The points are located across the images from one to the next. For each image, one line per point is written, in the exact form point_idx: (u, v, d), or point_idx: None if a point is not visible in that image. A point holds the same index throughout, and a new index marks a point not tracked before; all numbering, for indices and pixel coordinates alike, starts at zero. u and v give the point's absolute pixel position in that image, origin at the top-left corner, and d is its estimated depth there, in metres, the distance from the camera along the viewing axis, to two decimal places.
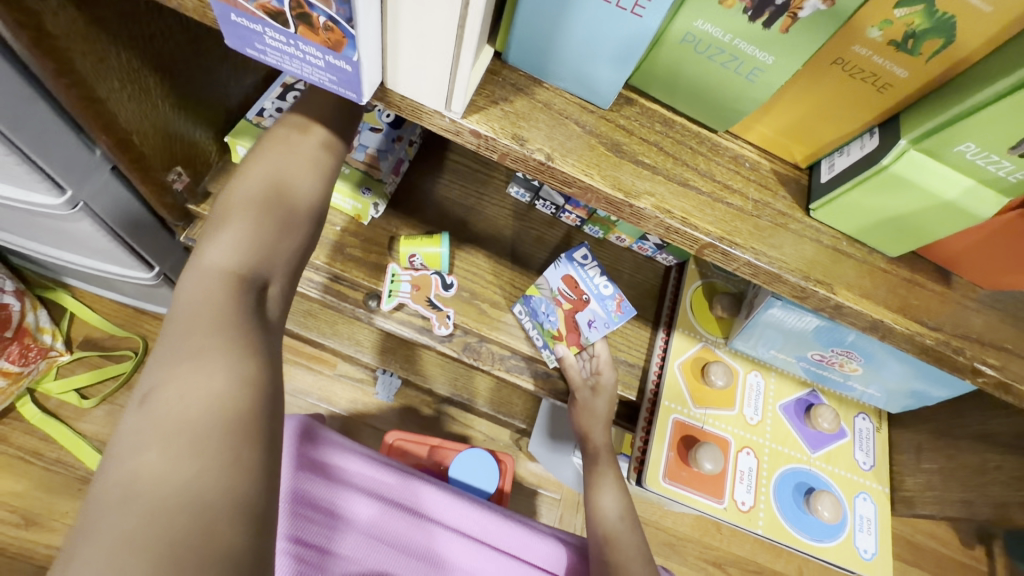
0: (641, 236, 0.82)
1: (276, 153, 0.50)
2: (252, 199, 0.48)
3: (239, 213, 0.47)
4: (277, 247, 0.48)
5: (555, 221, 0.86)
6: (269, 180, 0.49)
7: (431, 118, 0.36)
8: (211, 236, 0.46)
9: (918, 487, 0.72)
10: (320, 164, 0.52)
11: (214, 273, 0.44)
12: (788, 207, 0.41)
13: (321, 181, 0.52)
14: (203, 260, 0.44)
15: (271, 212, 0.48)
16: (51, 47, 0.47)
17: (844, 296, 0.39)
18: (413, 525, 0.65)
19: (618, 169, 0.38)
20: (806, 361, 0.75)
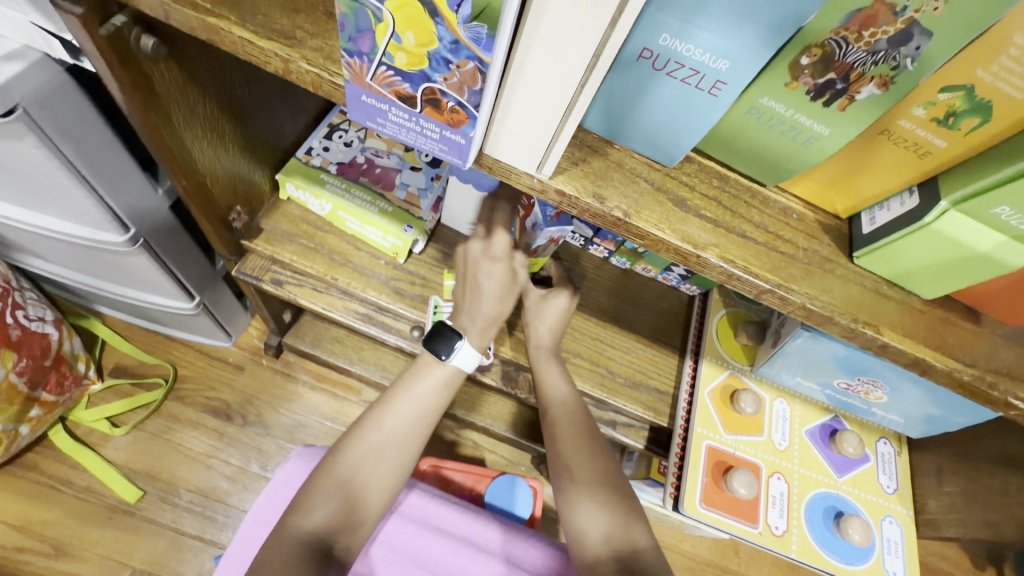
0: (667, 268, 0.87)
1: (374, 423, 0.63)
2: (345, 470, 0.59)
3: (332, 479, 0.59)
4: (354, 513, 0.58)
5: (582, 253, 0.91)
6: (358, 452, 0.61)
7: (520, 179, 0.40)
8: (332, 460, 0.60)
9: (940, 510, 0.75)
10: (400, 449, 0.62)
11: (301, 534, 0.55)
12: (833, 253, 0.46)
13: (400, 461, 0.62)
14: (297, 519, 0.56)
15: (356, 480, 0.59)
16: (156, 104, 0.51)
17: (889, 336, 0.43)
18: (452, 549, 0.68)
19: (684, 223, 0.42)
20: (831, 389, 0.78)
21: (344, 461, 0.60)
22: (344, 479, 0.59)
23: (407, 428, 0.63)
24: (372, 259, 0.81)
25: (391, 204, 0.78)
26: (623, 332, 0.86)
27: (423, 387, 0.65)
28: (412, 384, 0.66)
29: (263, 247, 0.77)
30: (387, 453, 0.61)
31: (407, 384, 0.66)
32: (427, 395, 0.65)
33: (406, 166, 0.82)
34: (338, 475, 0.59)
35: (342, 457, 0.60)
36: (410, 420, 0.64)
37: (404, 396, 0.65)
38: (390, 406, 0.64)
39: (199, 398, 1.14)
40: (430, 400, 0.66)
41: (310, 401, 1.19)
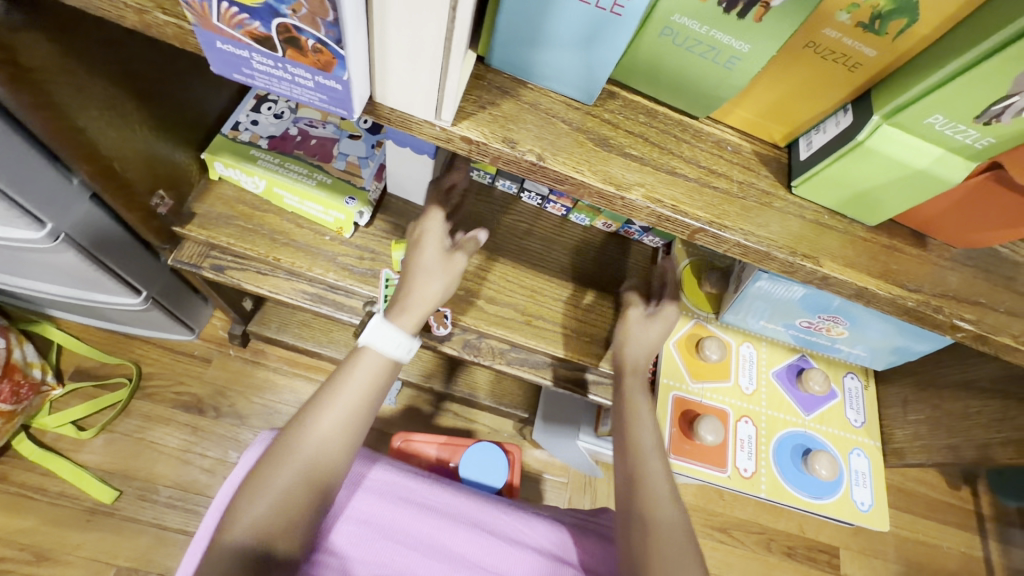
0: (628, 222, 0.83)
1: (319, 415, 0.57)
2: (283, 468, 0.54)
3: (268, 482, 0.54)
4: (291, 512, 0.54)
5: (541, 212, 0.88)
6: (298, 447, 0.55)
7: (422, 128, 0.36)
8: (274, 455, 0.55)
9: (906, 439, 0.76)
10: (345, 450, 0.57)
11: (239, 537, 0.51)
12: (771, 185, 0.43)
13: (343, 461, 0.57)
14: (231, 524, 0.52)
15: (295, 482, 0.54)
16: (32, 83, 0.49)
17: (830, 267, 0.41)
18: (440, 524, 0.68)
19: (606, 164, 0.39)
20: (795, 329, 0.77)
21: (285, 460, 0.55)
22: (280, 484, 0.54)
23: (352, 415, 0.58)
24: (316, 236, 0.77)
25: (331, 176, 0.74)
26: (586, 291, 0.84)
27: (365, 381, 0.59)
28: (357, 368, 0.60)
29: (197, 233, 0.73)
30: (331, 451, 0.56)
31: (350, 370, 0.60)
32: (368, 392, 0.59)
33: (344, 135, 0.78)
34: (276, 474, 0.54)
35: (281, 455, 0.55)
36: (356, 406, 0.58)
37: (350, 382, 0.59)
38: (335, 397, 0.58)
39: (168, 394, 1.12)
40: (376, 379, 0.60)
41: (284, 388, 1.17)
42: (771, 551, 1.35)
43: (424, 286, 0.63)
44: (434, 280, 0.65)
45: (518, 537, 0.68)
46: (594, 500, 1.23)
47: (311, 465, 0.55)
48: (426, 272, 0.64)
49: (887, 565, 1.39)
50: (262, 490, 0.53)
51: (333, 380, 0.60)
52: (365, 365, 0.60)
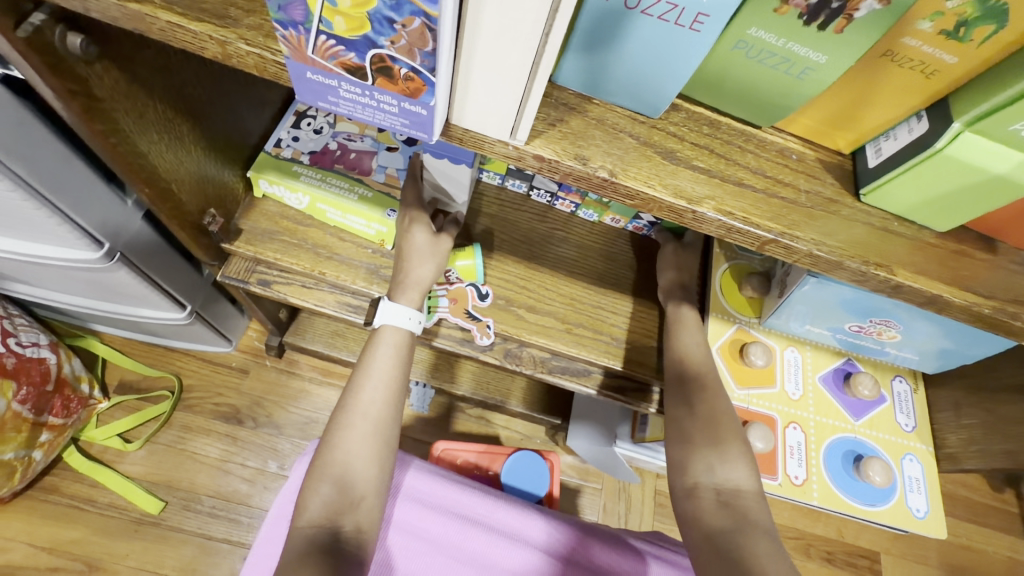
0: (636, 215, 0.83)
1: (357, 393, 0.63)
2: (336, 454, 0.59)
3: (326, 469, 0.58)
4: (352, 492, 0.58)
5: (550, 209, 0.88)
6: (346, 435, 0.60)
7: (493, 147, 0.37)
8: (326, 445, 0.60)
9: (960, 443, 0.74)
10: (385, 417, 0.63)
11: (310, 518, 0.56)
12: (837, 193, 0.43)
13: (386, 430, 0.62)
14: (299, 514, 0.57)
15: (350, 465, 0.59)
16: (100, 110, 0.50)
17: (902, 276, 0.41)
18: (486, 538, 0.68)
19: (675, 177, 0.39)
20: (842, 333, 0.76)
21: (335, 440, 0.60)
22: (335, 460, 0.59)
23: (388, 392, 0.64)
24: (359, 249, 0.78)
25: (371, 189, 0.75)
26: (624, 297, 0.83)
27: (387, 354, 0.66)
28: (380, 347, 0.67)
29: (244, 249, 0.75)
30: (371, 418, 0.62)
31: (374, 354, 0.66)
32: (392, 364, 0.66)
33: (382, 148, 0.78)
34: (332, 460, 0.59)
35: (332, 445, 0.60)
36: (389, 383, 0.64)
37: (377, 362, 0.65)
38: (368, 377, 0.64)
39: (207, 405, 1.14)
40: (399, 355, 0.67)
41: (318, 397, 1.19)
42: (809, 557, 1.33)
43: (416, 271, 0.68)
44: (426, 264, 0.70)
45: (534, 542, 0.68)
46: (628, 506, 1.23)
47: (356, 432, 0.61)
48: (417, 256, 0.69)
49: (930, 570, 1.36)
50: (321, 476, 0.58)
51: (361, 363, 0.65)
52: (387, 340, 0.67)
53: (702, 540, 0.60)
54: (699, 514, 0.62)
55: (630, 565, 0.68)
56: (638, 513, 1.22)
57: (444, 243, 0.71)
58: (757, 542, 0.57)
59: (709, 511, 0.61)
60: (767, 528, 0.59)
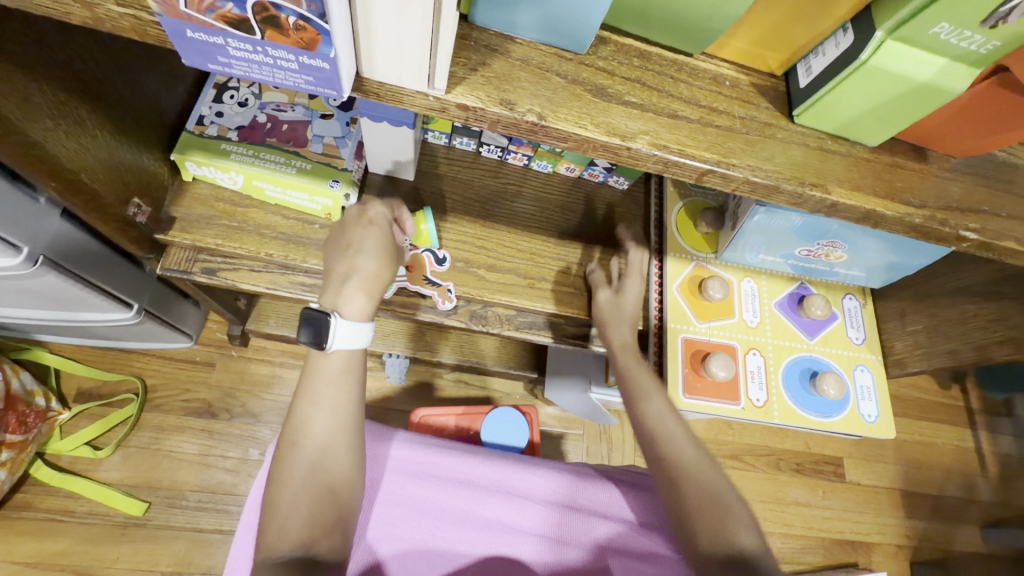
0: (590, 162, 0.82)
1: (305, 421, 0.61)
2: (295, 486, 0.58)
3: (287, 501, 0.58)
4: (320, 516, 0.57)
5: (503, 164, 0.86)
6: (301, 464, 0.60)
7: (413, 99, 0.35)
8: (282, 477, 0.59)
9: (907, 349, 0.79)
10: (340, 442, 0.62)
11: (277, 547, 0.54)
12: (772, 116, 0.42)
13: (344, 454, 0.62)
14: (265, 545, 0.55)
15: (313, 491, 0.58)
16: None
17: (838, 194, 0.41)
18: (467, 495, 0.70)
19: (608, 114, 0.38)
20: (794, 260, 0.79)
21: (291, 471, 0.59)
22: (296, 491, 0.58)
23: (339, 416, 0.62)
24: (305, 226, 0.75)
25: (310, 161, 0.73)
26: (584, 246, 0.83)
27: (329, 374, 0.63)
28: (321, 367, 0.63)
29: (181, 237, 0.71)
30: (325, 446, 0.61)
31: (321, 367, 0.63)
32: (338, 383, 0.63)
33: (316, 116, 0.76)
34: (291, 492, 0.58)
35: (288, 477, 0.59)
36: (339, 406, 0.63)
37: (324, 386, 0.63)
38: (315, 405, 0.62)
39: (177, 403, 1.12)
40: (344, 372, 0.63)
41: (292, 380, 1.17)
42: (780, 470, 1.43)
43: (372, 271, 0.65)
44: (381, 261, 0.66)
45: (513, 491, 0.71)
46: (609, 447, 1.28)
47: (312, 460, 0.60)
48: (375, 253, 0.65)
49: (888, 467, 1.49)
50: (282, 509, 0.57)
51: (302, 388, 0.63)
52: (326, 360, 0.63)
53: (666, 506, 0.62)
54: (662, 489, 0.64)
55: (612, 500, 0.71)
56: (619, 452, 1.28)
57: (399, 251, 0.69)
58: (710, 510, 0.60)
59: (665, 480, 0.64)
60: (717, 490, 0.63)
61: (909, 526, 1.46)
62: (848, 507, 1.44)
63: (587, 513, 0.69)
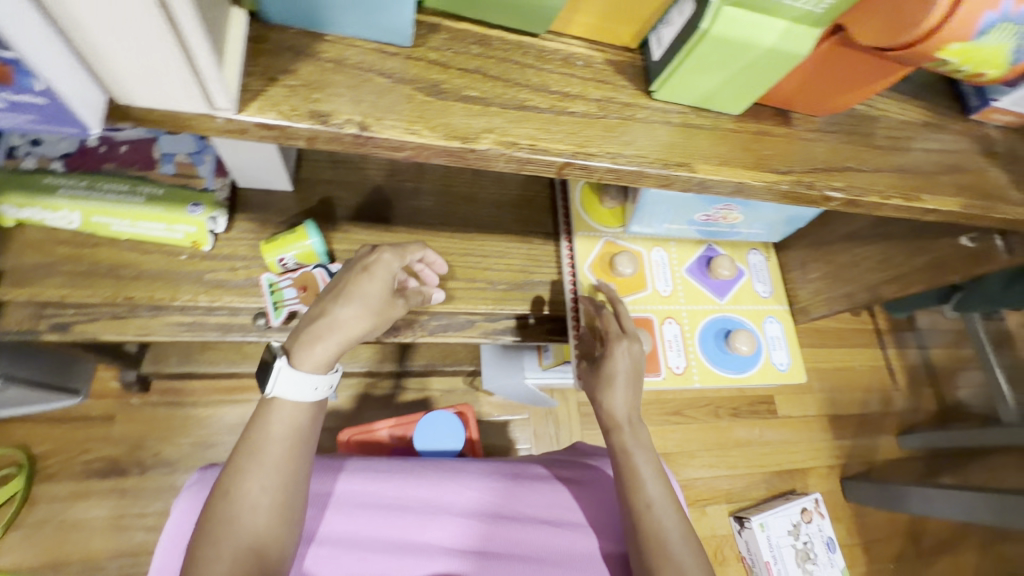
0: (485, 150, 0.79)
1: (246, 476, 0.54)
2: (225, 548, 0.52)
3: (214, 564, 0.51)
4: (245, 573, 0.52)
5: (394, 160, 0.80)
6: (237, 514, 0.53)
7: (201, 123, 0.29)
8: (210, 536, 0.52)
9: (810, 296, 0.83)
10: (281, 501, 0.56)
11: None
12: (632, 95, 0.39)
13: (284, 513, 0.56)
14: None
15: (243, 545, 0.53)
16: None
17: (705, 170, 0.39)
18: (402, 521, 0.65)
19: (446, 115, 0.33)
20: (696, 225, 0.78)
21: (222, 529, 0.53)
22: (226, 555, 0.52)
23: (284, 474, 0.56)
24: (170, 259, 0.67)
25: (161, 186, 0.64)
26: (491, 238, 0.79)
27: (281, 429, 0.56)
28: (272, 419, 0.56)
29: (16, 294, 0.61)
30: (266, 507, 0.54)
31: (271, 419, 0.56)
32: (287, 440, 0.56)
33: (161, 131, 0.66)
34: (219, 554, 0.52)
35: (217, 537, 0.52)
36: (285, 463, 0.56)
37: (270, 440, 0.55)
38: (257, 460, 0.55)
39: (77, 466, 1.01)
40: (297, 427, 0.56)
41: (209, 418, 1.08)
42: (719, 416, 1.50)
43: (352, 328, 0.56)
44: (363, 320, 0.57)
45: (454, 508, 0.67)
46: (557, 425, 1.28)
47: (249, 519, 0.53)
48: (365, 309, 0.56)
49: (814, 396, 1.60)
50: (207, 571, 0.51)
51: (250, 438, 0.55)
52: (275, 413, 0.56)
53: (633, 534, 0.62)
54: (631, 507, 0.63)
55: (556, 502, 0.69)
56: (567, 429, 1.28)
57: (394, 307, 0.60)
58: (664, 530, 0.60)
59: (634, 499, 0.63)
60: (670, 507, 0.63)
61: (837, 446, 1.58)
62: (784, 439, 1.54)
63: (530, 522, 0.67)
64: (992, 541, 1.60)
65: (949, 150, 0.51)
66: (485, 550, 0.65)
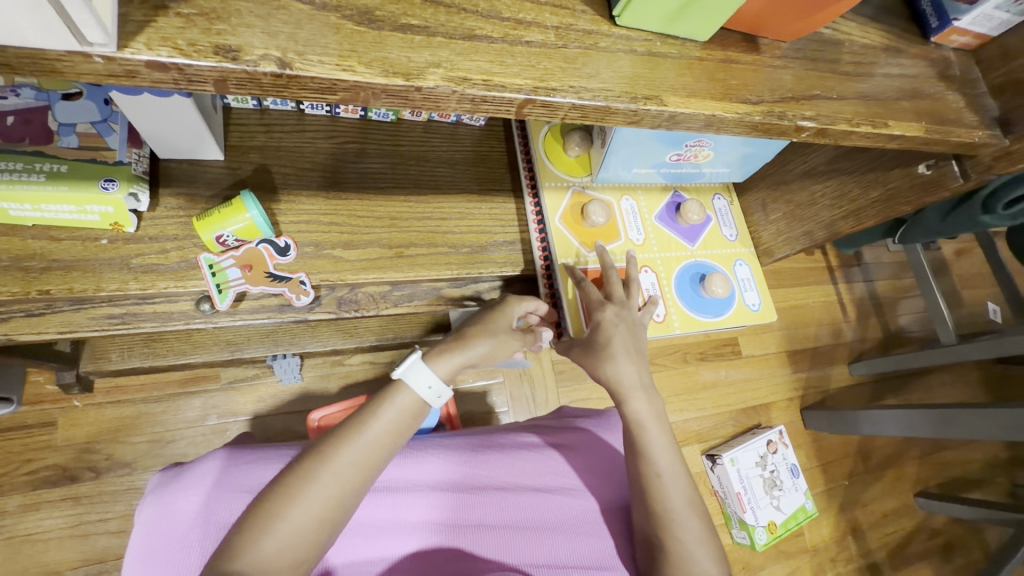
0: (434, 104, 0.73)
1: (341, 448, 0.53)
2: (293, 512, 0.50)
3: (279, 522, 0.49)
4: (298, 550, 0.50)
5: (335, 120, 0.73)
6: (310, 491, 0.51)
7: (72, 66, 0.24)
8: (282, 492, 0.50)
9: (773, 237, 0.83)
10: (359, 486, 0.53)
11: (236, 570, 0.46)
12: (591, 22, 0.36)
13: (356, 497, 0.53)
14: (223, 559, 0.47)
15: (304, 526, 0.50)
16: None
17: (674, 104, 0.36)
18: (389, 502, 0.61)
19: (381, 47, 0.29)
20: (665, 166, 0.75)
21: (297, 491, 0.50)
22: (292, 517, 0.49)
23: (376, 460, 0.54)
24: (88, 244, 0.59)
25: (65, 161, 0.56)
26: (446, 199, 0.74)
27: (392, 419, 0.56)
28: (387, 408, 0.56)
29: None
30: (348, 486, 0.52)
31: (389, 405, 0.57)
32: (388, 431, 0.56)
33: (55, 97, 0.57)
34: (285, 516, 0.49)
35: (292, 494, 0.50)
36: (379, 451, 0.55)
37: (376, 424, 0.55)
38: (357, 436, 0.54)
39: (20, 478, 0.93)
40: (403, 424, 0.57)
41: (165, 413, 1.02)
42: (687, 362, 1.55)
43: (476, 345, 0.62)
44: (487, 343, 0.63)
45: (445, 484, 0.64)
46: (532, 386, 1.28)
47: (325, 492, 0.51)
48: (488, 331, 0.63)
49: (774, 335, 1.67)
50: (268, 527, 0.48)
51: (362, 416, 0.56)
52: (392, 402, 0.57)
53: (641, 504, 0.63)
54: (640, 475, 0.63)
55: (546, 468, 0.68)
56: (542, 389, 1.29)
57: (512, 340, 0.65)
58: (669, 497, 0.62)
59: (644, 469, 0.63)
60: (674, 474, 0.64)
61: (796, 379, 1.67)
62: (747, 378, 1.61)
63: (523, 490, 0.65)
64: (931, 452, 1.75)
65: (909, 75, 0.50)
66: (485, 525, 0.61)
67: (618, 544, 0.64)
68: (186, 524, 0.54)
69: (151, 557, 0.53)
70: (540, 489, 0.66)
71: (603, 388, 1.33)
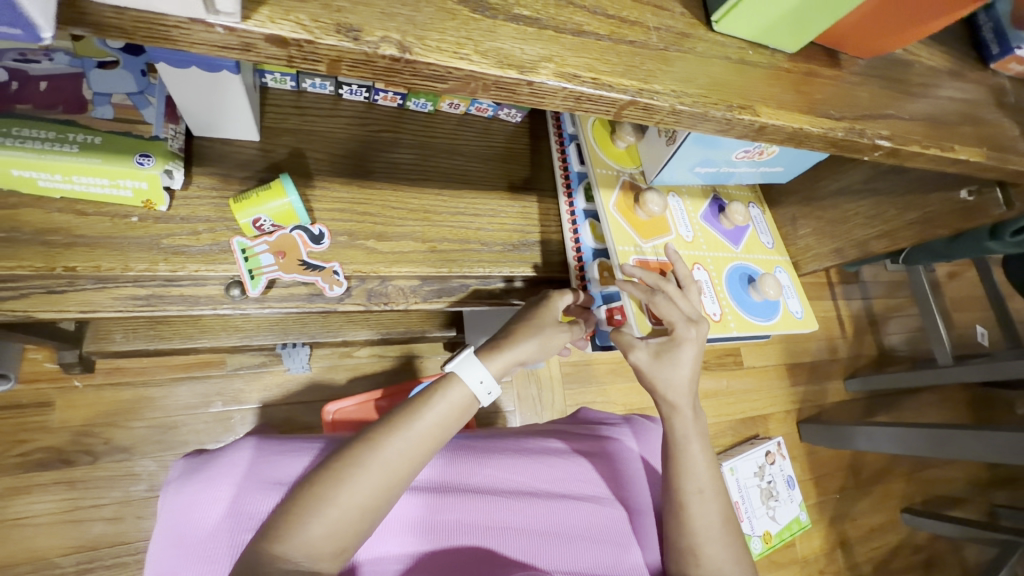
0: (474, 97, 0.71)
1: (390, 435, 0.52)
2: (342, 495, 0.49)
3: (328, 505, 0.48)
4: (341, 538, 0.49)
5: (372, 107, 0.71)
6: (359, 477, 0.50)
7: (187, 35, 0.23)
8: (332, 475, 0.50)
9: (801, 252, 0.84)
10: (406, 476, 0.52)
11: (285, 553, 0.46)
12: (688, 25, 0.35)
13: (402, 487, 0.52)
14: (271, 539, 0.46)
15: (351, 512, 0.49)
16: None
17: (765, 115, 0.36)
18: (422, 500, 0.60)
19: (494, 37, 0.27)
20: (723, 164, 0.70)
21: (346, 475, 0.50)
22: (342, 500, 0.49)
23: (423, 451, 0.54)
24: (116, 221, 0.57)
25: (98, 133, 0.53)
26: (481, 195, 0.73)
27: (442, 412, 0.55)
28: (437, 401, 0.55)
29: None
30: (396, 474, 0.52)
31: (438, 397, 0.56)
32: (437, 425, 0.55)
33: (90, 64, 0.54)
34: (334, 499, 0.49)
35: (341, 477, 0.50)
36: (427, 443, 0.54)
37: (426, 416, 0.54)
38: (407, 425, 0.53)
39: (11, 459, 0.90)
40: (453, 417, 0.56)
41: (167, 398, 0.99)
42: None
43: (526, 343, 0.61)
44: (534, 342, 0.62)
45: (479, 484, 0.63)
46: (539, 387, 1.28)
47: (374, 479, 0.51)
48: (535, 327, 0.62)
49: (775, 347, 1.69)
50: (317, 509, 0.48)
51: (412, 407, 0.55)
52: (442, 394, 0.56)
53: (676, 517, 0.64)
54: (675, 490, 0.64)
55: (577, 475, 0.68)
56: (549, 391, 1.28)
57: (561, 337, 0.64)
58: (700, 513, 0.63)
59: (680, 482, 0.65)
60: (707, 489, 0.65)
61: (794, 392, 1.69)
62: (747, 388, 1.62)
63: (556, 494, 0.65)
64: (918, 469, 1.79)
65: (971, 100, 0.50)
66: (520, 528, 0.61)
67: (643, 557, 0.66)
68: (212, 518, 0.53)
69: (177, 549, 0.52)
70: (571, 494, 0.66)
71: (609, 393, 1.33)
